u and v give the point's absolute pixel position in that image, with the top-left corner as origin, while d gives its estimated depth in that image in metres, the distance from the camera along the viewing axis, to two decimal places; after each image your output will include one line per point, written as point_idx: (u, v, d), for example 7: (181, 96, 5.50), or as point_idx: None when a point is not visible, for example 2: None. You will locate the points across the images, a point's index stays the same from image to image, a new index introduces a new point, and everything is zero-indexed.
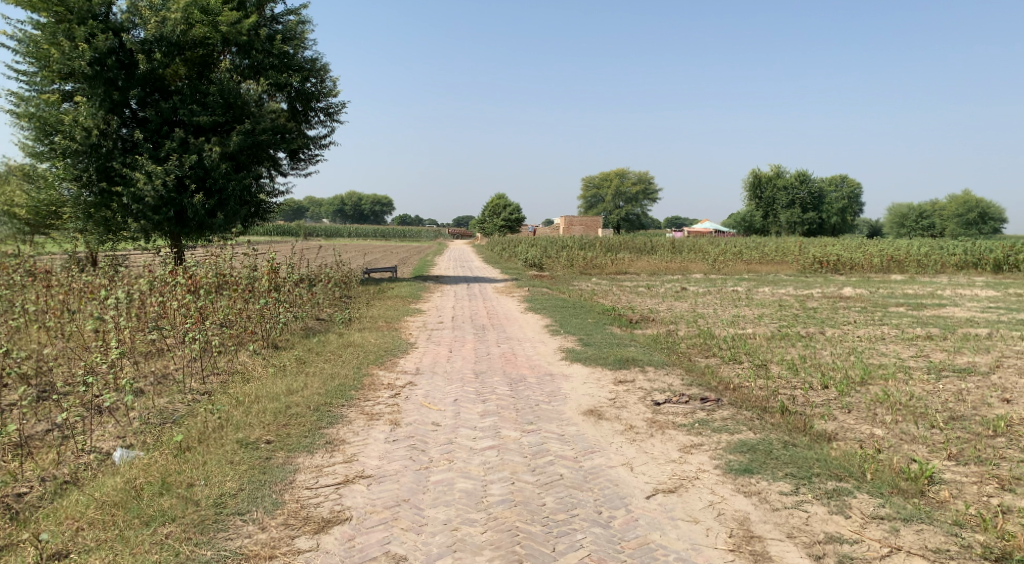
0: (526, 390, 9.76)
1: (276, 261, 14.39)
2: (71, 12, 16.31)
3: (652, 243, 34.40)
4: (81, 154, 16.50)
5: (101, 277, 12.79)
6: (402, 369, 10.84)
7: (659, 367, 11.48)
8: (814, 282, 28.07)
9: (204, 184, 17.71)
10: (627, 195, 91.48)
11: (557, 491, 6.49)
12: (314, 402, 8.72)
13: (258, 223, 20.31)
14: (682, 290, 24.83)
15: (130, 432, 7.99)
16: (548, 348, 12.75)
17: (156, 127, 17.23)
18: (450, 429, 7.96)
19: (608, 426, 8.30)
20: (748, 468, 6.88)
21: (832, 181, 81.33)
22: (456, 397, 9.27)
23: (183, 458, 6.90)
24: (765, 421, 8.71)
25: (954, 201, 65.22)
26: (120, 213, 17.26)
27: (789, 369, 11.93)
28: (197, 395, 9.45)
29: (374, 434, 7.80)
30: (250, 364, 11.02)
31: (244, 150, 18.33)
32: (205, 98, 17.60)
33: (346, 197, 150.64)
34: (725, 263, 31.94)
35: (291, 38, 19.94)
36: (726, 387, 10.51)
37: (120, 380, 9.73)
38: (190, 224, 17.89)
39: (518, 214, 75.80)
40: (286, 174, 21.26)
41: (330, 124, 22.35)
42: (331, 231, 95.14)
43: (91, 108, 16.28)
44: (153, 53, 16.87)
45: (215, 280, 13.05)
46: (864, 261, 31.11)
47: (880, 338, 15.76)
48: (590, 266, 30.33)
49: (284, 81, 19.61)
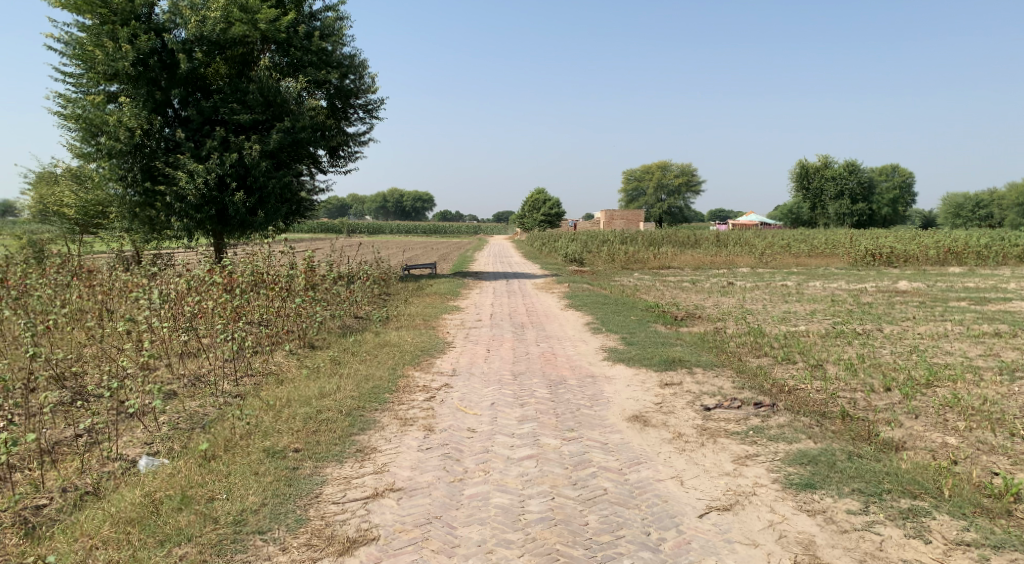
0: (566, 393, 9.26)
1: (313, 259, 14.08)
2: (114, 13, 16.24)
3: (696, 236, 33.58)
4: (126, 154, 16.43)
5: (138, 276, 12.60)
6: (439, 370, 10.43)
7: (709, 368, 10.88)
8: (867, 275, 27.06)
9: (244, 182, 17.54)
10: (670, 187, 90.15)
11: (601, 508, 6.01)
12: (346, 407, 8.35)
13: (299, 221, 20.09)
14: (729, 285, 24.04)
15: (158, 438, 7.69)
16: (589, 348, 12.24)
17: (198, 127, 17.12)
18: (486, 437, 7.51)
19: (655, 434, 7.77)
20: (811, 483, 6.30)
21: (882, 171, 79.08)
22: (494, 400, 8.82)
23: (206, 468, 6.58)
24: (826, 428, 8.09)
25: (1013, 191, 62.78)
26: (164, 212, 17.20)
27: (848, 370, 11.23)
28: (230, 399, 9.15)
29: (407, 441, 7.39)
30: (284, 365, 10.71)
31: (284, 148, 18.09)
32: (245, 96, 17.34)
33: (387, 193, 151.24)
34: (773, 256, 30.97)
35: (329, 34, 19.64)
36: (780, 391, 9.88)
37: (151, 383, 9.47)
38: (231, 223, 17.76)
39: (559, 208, 75.18)
40: (326, 172, 21.03)
41: (369, 121, 22.08)
42: (373, 227, 95.58)
43: (135, 109, 16.22)
44: (194, 52, 16.83)
45: (251, 278, 12.79)
46: (919, 253, 29.91)
47: (944, 335, 14.88)
48: (632, 260, 29.69)
49: (323, 79, 19.25)
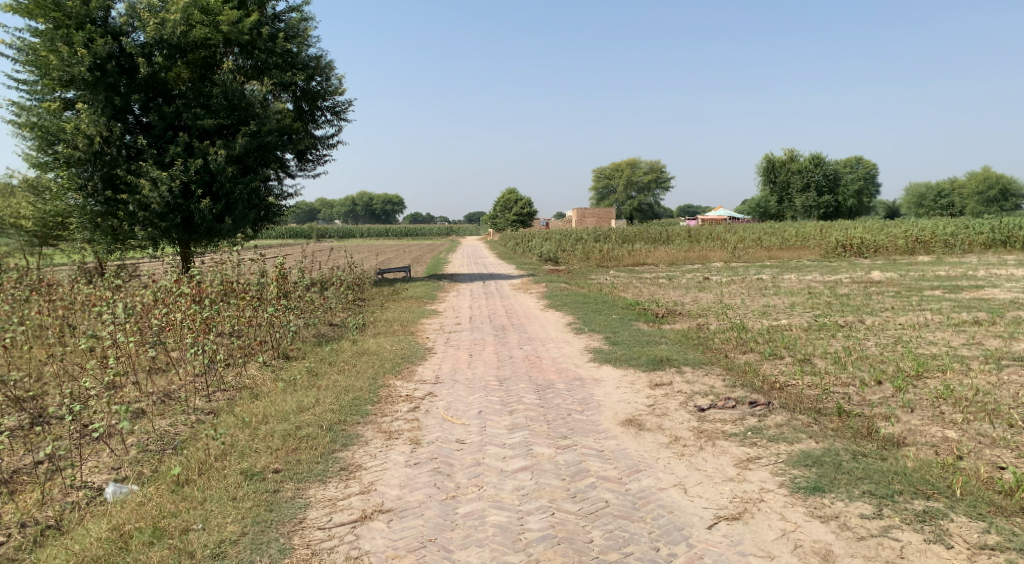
0: (555, 398, 8.93)
1: (285, 266, 13.57)
2: (68, 17, 15.58)
3: (668, 232, 33.48)
4: (85, 162, 15.81)
5: (102, 288, 12.02)
6: (421, 378, 10.03)
7: (697, 367, 10.60)
8: (839, 266, 27.08)
9: (210, 188, 16.99)
10: (639, 184, 90.32)
11: (605, 522, 5.77)
12: (327, 421, 7.93)
13: (268, 226, 19.54)
14: (705, 280, 23.91)
15: (125, 462, 7.22)
16: (573, 349, 11.92)
17: (160, 133, 16.52)
18: (476, 449, 7.16)
19: (652, 439, 7.48)
20: (819, 487, 6.08)
21: (847, 163, 79.99)
22: (481, 409, 8.47)
23: (179, 495, 6.18)
24: (825, 426, 7.84)
25: (974, 179, 63.71)
26: (127, 221, 16.59)
27: (837, 364, 11.02)
28: (202, 416, 8.68)
29: (394, 457, 7.01)
30: (258, 378, 10.23)
31: (250, 152, 17.57)
32: (209, 100, 16.81)
33: (356, 198, 150.16)
34: (746, 250, 30.95)
35: (294, 35, 19.18)
36: (772, 388, 9.64)
37: (118, 402, 8.97)
38: (197, 230, 17.15)
39: (529, 207, 74.82)
40: (294, 176, 20.50)
41: (337, 123, 21.61)
42: (343, 231, 94.68)
43: (93, 115, 15.59)
44: (154, 56, 16.25)
45: (221, 288, 12.27)
46: (889, 243, 30.07)
47: (925, 325, 14.80)
48: (606, 258, 29.44)
49: (289, 81, 18.78)
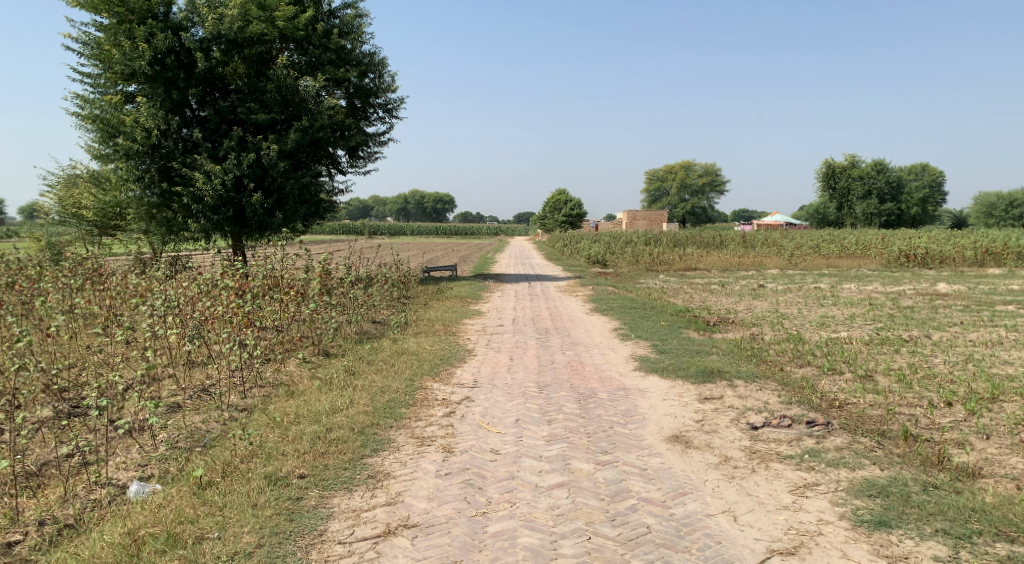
0: (598, 408, 8.48)
1: (330, 261, 13.27)
2: (131, 12, 15.67)
3: (721, 237, 32.60)
4: (143, 155, 15.89)
5: (148, 278, 11.87)
6: (459, 382, 9.66)
7: (750, 381, 10.01)
8: (902, 277, 25.96)
9: (262, 183, 16.90)
10: (694, 187, 88.88)
11: (645, 551, 5.39)
12: (359, 424, 7.60)
13: (319, 222, 19.46)
14: (759, 287, 23.09)
15: (152, 459, 7.00)
16: (619, 357, 11.43)
17: (215, 127, 16.52)
18: (511, 460, 6.76)
19: (699, 458, 7.00)
20: (885, 521, 5.64)
21: (911, 170, 77.43)
22: (519, 417, 8.06)
23: (200, 498, 6.00)
24: (890, 452, 7.26)
25: None
26: (181, 213, 16.64)
27: (901, 383, 10.32)
28: (234, 413, 8.43)
29: (425, 465, 6.67)
30: (295, 375, 9.98)
31: (303, 148, 17.42)
32: (262, 96, 16.64)
33: (409, 195, 151.28)
34: (802, 258, 29.90)
35: (348, 32, 19.05)
36: (830, 407, 9.03)
37: (152, 395, 8.77)
38: (249, 224, 17.11)
39: (580, 209, 74.03)
40: (345, 172, 20.39)
41: (389, 120, 21.45)
42: (395, 228, 95.09)
43: (152, 109, 15.68)
44: (212, 52, 16.22)
45: (265, 282, 12.04)
46: (955, 254, 28.69)
47: (996, 342, 13.90)
48: (657, 261, 28.77)
49: (342, 77, 18.62)
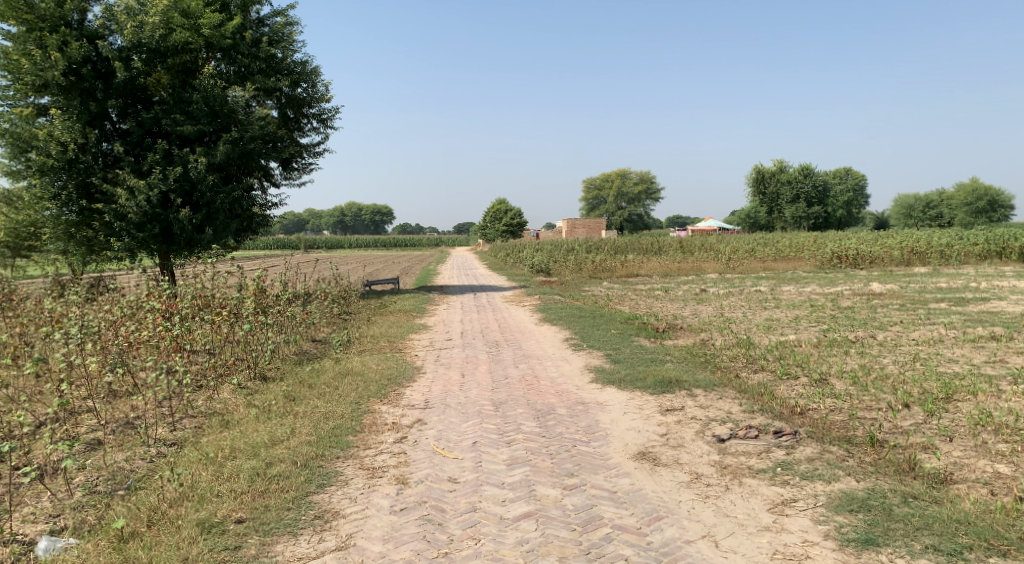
0: (558, 426, 8.04)
1: (264, 277, 12.43)
2: (41, 20, 14.69)
3: (659, 243, 32.64)
4: (60, 170, 14.91)
5: (63, 302, 10.91)
6: (409, 403, 9.10)
7: (709, 390, 9.70)
8: (836, 278, 26.30)
9: (191, 198, 15.98)
10: (629, 195, 89.70)
11: None
12: (302, 456, 7.00)
13: (251, 236, 18.59)
14: (702, 292, 23.07)
15: (66, 507, 6.29)
16: (573, 369, 11.02)
17: (138, 140, 15.59)
18: (471, 489, 6.39)
19: (670, 476, 6.64)
20: (872, 539, 5.70)
21: (836, 175, 79.71)
22: (476, 439, 7.57)
23: (122, 555, 5.60)
24: (862, 460, 7.00)
25: (961, 190, 63.09)
26: (103, 231, 15.63)
27: (857, 385, 10.15)
28: (164, 448, 7.74)
29: (377, 500, 6.23)
30: (230, 402, 9.25)
31: (233, 160, 16.56)
32: (189, 107, 15.78)
33: (344, 209, 149.11)
34: (740, 261, 30.11)
35: (278, 40, 18.29)
36: (793, 414, 8.77)
37: (70, 433, 7.98)
38: (177, 240, 16.10)
39: (520, 218, 73.62)
40: (278, 185, 19.60)
41: (324, 130, 20.71)
42: (331, 242, 93.29)
43: (67, 121, 14.69)
44: (132, 61, 15.30)
45: (194, 302, 11.17)
46: (884, 255, 29.24)
47: (939, 340, 13.96)
48: (599, 269, 28.59)
49: (272, 86, 17.86)
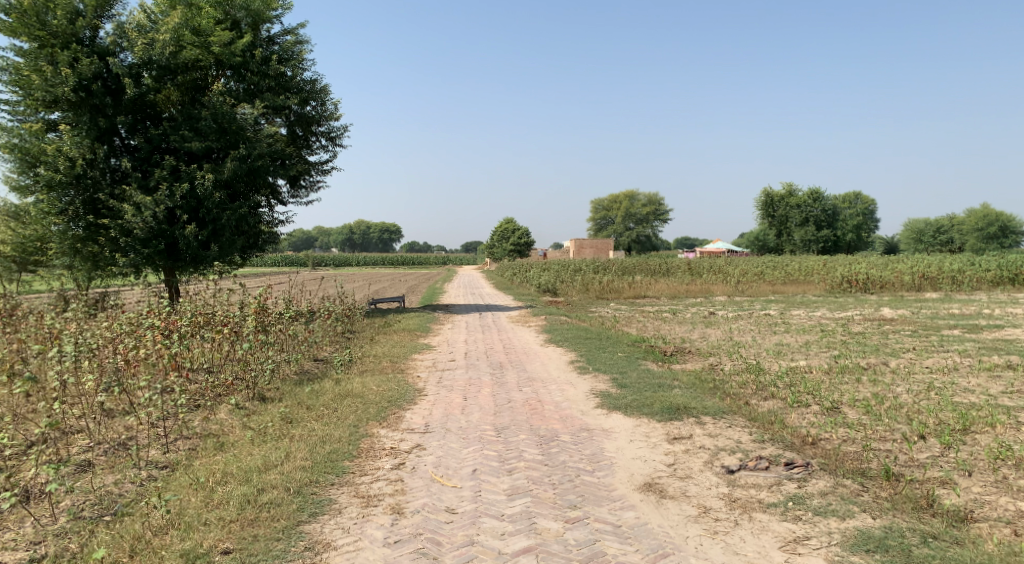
0: (561, 453, 7.77)
1: (267, 295, 12.20)
2: (54, 36, 14.62)
3: (667, 264, 32.33)
4: (67, 186, 14.79)
5: (61, 318, 10.69)
6: (408, 427, 8.85)
7: (718, 418, 9.40)
8: (847, 303, 25.94)
9: (197, 214, 15.85)
10: (638, 216, 89.53)
11: None
12: (296, 482, 6.77)
13: (258, 253, 18.39)
14: (710, 315, 22.76)
15: (49, 533, 6.12)
16: (578, 393, 10.73)
17: (146, 156, 15.48)
18: (469, 521, 6.17)
19: (676, 509, 6.39)
20: None
21: (845, 198, 79.39)
22: (477, 466, 7.32)
23: None
24: (878, 495, 6.69)
25: (971, 216, 62.66)
26: (109, 247, 15.46)
27: (870, 414, 9.84)
28: (155, 471, 7.50)
29: (371, 532, 6.03)
30: (226, 424, 9.02)
31: (240, 177, 16.38)
32: (197, 123, 15.66)
33: (353, 227, 149.41)
34: (748, 284, 29.78)
35: (288, 59, 18.18)
36: (804, 444, 8.48)
37: (60, 453, 7.76)
38: (182, 257, 15.94)
39: (527, 238, 73.37)
40: (285, 202, 19.45)
41: (332, 148, 20.59)
42: (339, 260, 93.26)
43: (76, 137, 14.57)
44: (142, 78, 15.24)
45: (195, 319, 10.93)
46: (895, 280, 28.84)
47: (953, 368, 13.63)
48: (607, 290, 28.32)
49: (282, 104, 17.74)
